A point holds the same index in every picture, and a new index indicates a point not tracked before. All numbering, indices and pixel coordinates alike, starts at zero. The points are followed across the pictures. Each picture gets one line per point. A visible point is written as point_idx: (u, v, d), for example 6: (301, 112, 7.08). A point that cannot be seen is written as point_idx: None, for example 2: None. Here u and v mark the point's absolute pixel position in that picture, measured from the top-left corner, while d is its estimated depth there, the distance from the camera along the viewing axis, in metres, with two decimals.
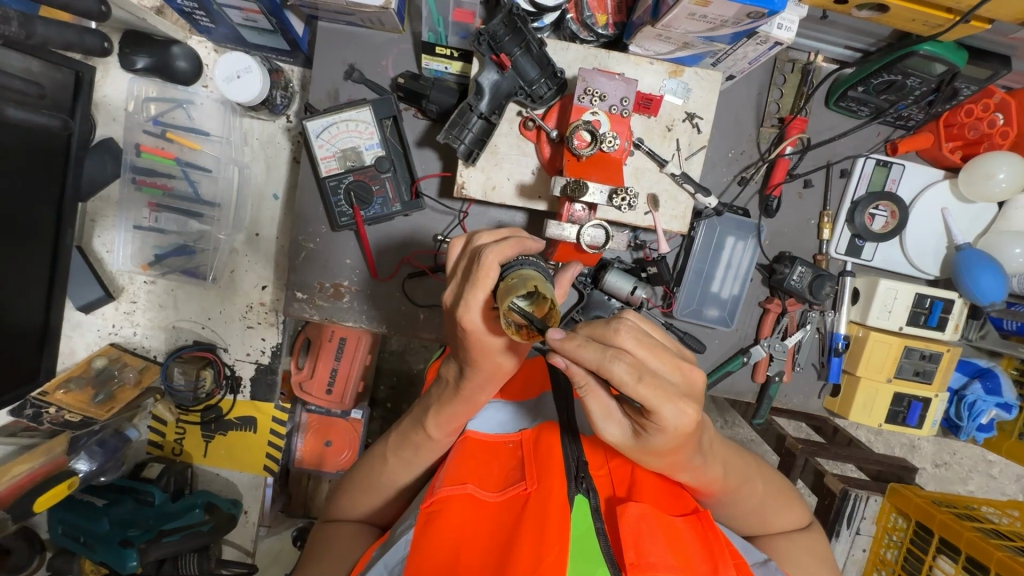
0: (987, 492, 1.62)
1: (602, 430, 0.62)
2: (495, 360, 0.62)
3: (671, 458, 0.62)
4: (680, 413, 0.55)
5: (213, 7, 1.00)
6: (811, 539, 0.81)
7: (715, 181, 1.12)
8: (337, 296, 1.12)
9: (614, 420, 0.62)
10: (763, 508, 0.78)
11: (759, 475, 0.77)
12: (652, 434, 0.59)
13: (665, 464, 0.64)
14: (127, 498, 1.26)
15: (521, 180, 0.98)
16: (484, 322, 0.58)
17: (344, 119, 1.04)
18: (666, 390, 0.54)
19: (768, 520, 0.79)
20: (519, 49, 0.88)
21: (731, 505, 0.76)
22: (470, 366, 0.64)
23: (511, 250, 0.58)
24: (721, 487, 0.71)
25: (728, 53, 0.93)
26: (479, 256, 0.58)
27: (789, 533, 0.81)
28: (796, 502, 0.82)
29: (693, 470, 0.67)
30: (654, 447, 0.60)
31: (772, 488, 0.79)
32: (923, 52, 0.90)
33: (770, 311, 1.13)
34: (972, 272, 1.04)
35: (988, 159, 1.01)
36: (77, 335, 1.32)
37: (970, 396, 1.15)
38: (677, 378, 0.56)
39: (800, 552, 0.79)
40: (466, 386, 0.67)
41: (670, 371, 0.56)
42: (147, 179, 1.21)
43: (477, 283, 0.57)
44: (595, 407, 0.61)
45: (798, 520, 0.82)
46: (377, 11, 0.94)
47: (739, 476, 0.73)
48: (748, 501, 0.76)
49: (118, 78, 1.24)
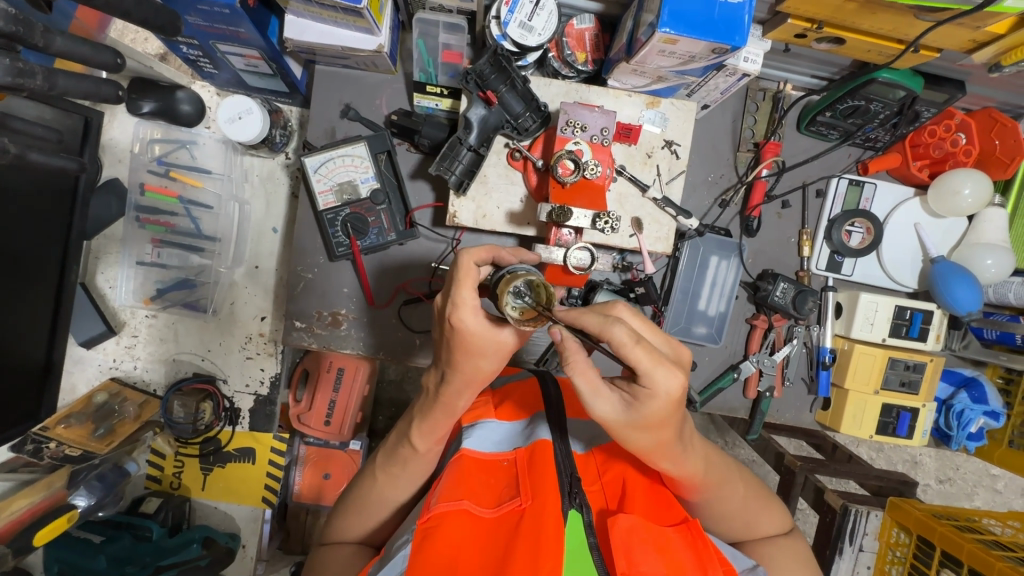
0: (993, 507, 1.62)
1: (592, 405, 0.63)
2: (474, 363, 0.66)
3: (659, 436, 0.64)
4: (671, 376, 0.60)
5: (217, 54, 1.07)
6: (793, 544, 0.82)
7: (697, 205, 1.17)
8: (335, 324, 1.15)
9: (603, 397, 0.63)
10: (744, 510, 0.79)
11: (739, 478, 0.80)
12: (645, 401, 0.61)
13: (649, 445, 0.66)
14: (125, 534, 1.24)
15: (511, 208, 1.03)
16: (470, 316, 0.62)
17: (340, 155, 1.09)
18: (660, 356, 0.60)
19: (751, 523, 0.81)
20: (506, 86, 0.95)
21: (714, 507, 0.78)
22: (449, 370, 0.67)
23: (492, 256, 0.65)
24: (703, 483, 0.74)
25: (700, 85, 0.99)
26: (457, 260, 0.64)
27: (772, 538, 0.82)
28: (777, 506, 0.84)
29: (676, 459, 0.68)
30: (645, 420, 0.62)
31: (753, 491, 0.81)
32: (883, 79, 0.96)
33: (757, 326, 1.17)
34: (948, 284, 1.08)
35: (955, 175, 1.06)
36: (79, 370, 1.34)
37: (957, 405, 1.17)
38: (667, 349, 0.66)
39: (783, 556, 0.80)
40: (445, 391, 0.70)
41: (661, 343, 0.65)
42: (151, 217, 1.26)
43: (461, 283, 0.62)
44: (584, 384, 0.63)
45: (780, 524, 0.83)
46: (371, 54, 1.01)
47: (720, 475, 0.76)
48: (732, 502, 0.78)
49: (125, 122, 1.31)
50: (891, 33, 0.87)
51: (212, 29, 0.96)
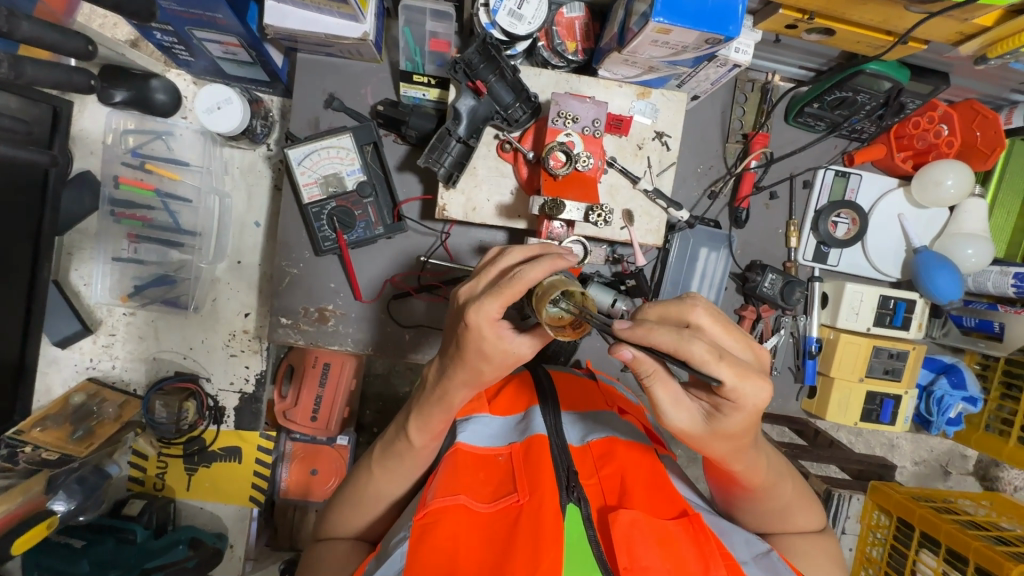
0: (965, 486, 1.67)
1: (672, 418, 0.65)
2: (478, 365, 0.68)
3: (735, 444, 0.67)
4: (759, 390, 0.61)
5: (193, 41, 1.02)
6: (826, 543, 0.81)
7: (686, 196, 1.17)
8: (322, 320, 1.13)
9: (683, 408, 0.64)
10: (788, 507, 0.78)
11: (790, 476, 0.77)
12: (726, 414, 0.64)
13: (722, 450, 0.68)
14: (108, 537, 1.21)
15: (501, 201, 1.01)
16: (490, 327, 0.65)
17: (325, 147, 1.06)
18: (747, 371, 0.60)
19: (788, 517, 0.78)
20: (495, 76, 0.92)
21: (762, 503, 0.77)
22: (453, 363, 0.70)
23: (542, 271, 0.64)
24: (761, 482, 0.74)
25: (691, 75, 0.98)
26: (514, 272, 0.64)
27: (806, 535, 0.80)
28: (815, 504, 0.81)
29: (747, 461, 0.70)
30: (725, 430, 0.65)
31: (800, 490, 0.79)
32: (870, 70, 0.97)
33: (746, 317, 1.17)
34: (929, 273, 1.10)
35: (936, 167, 1.08)
36: (54, 370, 1.30)
37: (937, 391, 1.20)
38: (749, 356, 0.66)
39: (812, 551, 0.79)
40: (445, 383, 0.72)
41: (743, 350, 0.65)
42: (126, 211, 1.21)
43: (497, 294, 0.63)
44: (663, 395, 0.63)
45: (813, 522, 0.80)
46: (355, 42, 0.98)
47: (776, 473, 0.75)
48: (779, 499, 0.76)
49: (95, 112, 1.25)
50: (880, 25, 0.87)
51: (188, 14, 0.92)
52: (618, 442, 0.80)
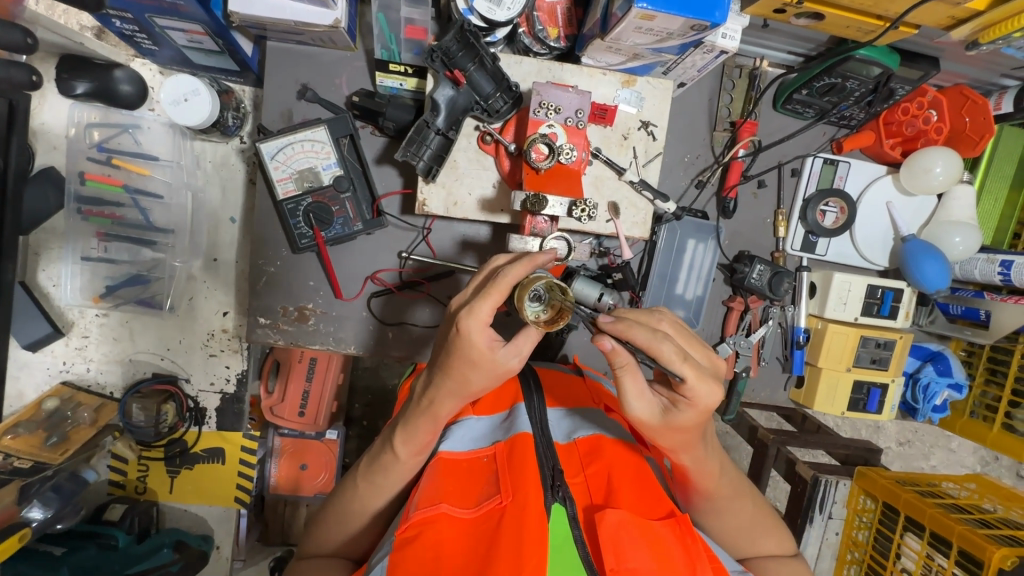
0: (949, 466, 1.68)
1: (632, 407, 0.65)
2: (465, 374, 0.68)
3: (686, 438, 0.68)
4: (713, 391, 0.63)
5: (155, 29, 0.97)
6: (800, 567, 0.82)
7: (673, 185, 1.15)
8: (302, 319, 1.11)
9: (645, 400, 0.66)
10: (751, 525, 0.81)
11: (749, 494, 0.81)
12: (682, 409, 0.65)
13: (674, 443, 0.69)
14: (89, 543, 1.19)
15: (483, 195, 0.98)
16: (480, 331, 0.64)
17: (299, 140, 1.01)
18: (704, 372, 0.63)
19: (755, 539, 0.82)
20: (474, 64, 0.88)
21: (722, 518, 0.80)
22: (441, 373, 0.69)
23: (524, 270, 0.65)
24: (715, 488, 0.76)
25: (677, 62, 0.95)
26: (500, 274, 0.65)
27: (777, 557, 0.82)
28: (783, 527, 0.84)
29: (696, 456, 0.72)
30: (678, 425, 0.66)
31: (762, 508, 0.82)
32: (859, 56, 0.94)
33: (733, 309, 1.17)
34: (917, 261, 1.09)
35: (926, 154, 1.06)
36: (25, 375, 1.25)
37: (924, 378, 1.20)
38: (705, 362, 0.67)
39: (788, 574, 0.80)
40: (431, 394, 0.71)
41: (700, 356, 0.68)
42: (94, 209, 1.17)
43: (487, 296, 0.63)
44: (630, 385, 0.65)
45: (785, 545, 0.83)
46: (327, 30, 0.93)
47: (732, 486, 0.78)
48: (739, 515, 0.80)
49: (56, 104, 1.19)
50: (870, 9, 0.84)
51: (146, 1, 0.86)
52: (605, 439, 0.77)
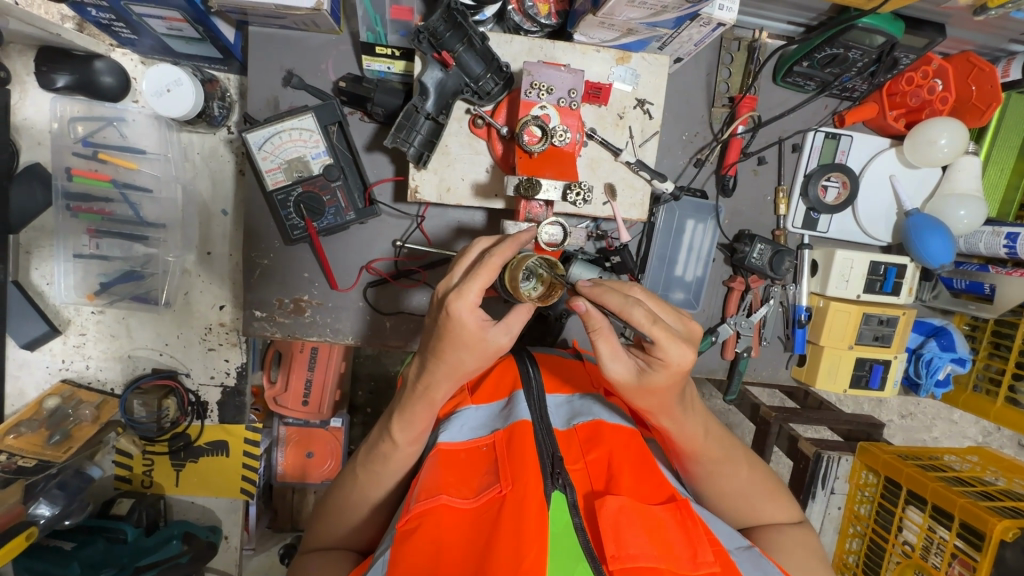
0: (950, 437, 1.67)
1: (608, 368, 0.67)
2: (460, 355, 0.68)
3: (661, 400, 0.69)
4: (683, 351, 0.63)
5: (132, 18, 0.94)
6: (804, 536, 0.81)
7: (671, 165, 1.12)
8: (298, 311, 1.10)
9: (621, 360, 0.67)
10: (748, 492, 0.80)
11: (744, 459, 0.81)
12: (656, 370, 0.65)
13: (652, 405, 0.70)
14: (98, 538, 1.22)
15: (476, 179, 0.96)
16: (469, 313, 0.65)
17: (287, 129, 0.98)
18: (673, 334, 0.63)
19: (754, 507, 0.81)
20: (463, 45, 0.84)
21: (718, 485, 0.80)
22: (435, 358, 0.70)
23: (510, 251, 0.66)
24: (703, 451, 0.77)
25: (673, 37, 0.92)
26: (486, 255, 0.65)
27: (780, 527, 0.81)
28: (785, 494, 0.83)
29: (674, 419, 0.73)
30: (654, 386, 0.66)
31: (759, 475, 0.82)
32: (862, 25, 0.92)
33: (734, 288, 1.15)
34: (920, 236, 1.07)
35: (934, 125, 1.03)
36: (26, 374, 1.26)
37: (926, 354, 1.19)
38: (681, 327, 0.67)
39: (791, 546, 0.79)
40: (425, 379, 0.72)
41: (675, 321, 0.67)
42: (83, 205, 1.15)
43: (474, 276, 0.64)
44: (605, 349, 0.67)
45: (789, 513, 0.82)
46: (309, 13, 0.90)
47: (723, 449, 0.79)
48: (735, 482, 0.80)
49: (38, 99, 1.16)
50: None
51: None
52: (604, 424, 0.76)
